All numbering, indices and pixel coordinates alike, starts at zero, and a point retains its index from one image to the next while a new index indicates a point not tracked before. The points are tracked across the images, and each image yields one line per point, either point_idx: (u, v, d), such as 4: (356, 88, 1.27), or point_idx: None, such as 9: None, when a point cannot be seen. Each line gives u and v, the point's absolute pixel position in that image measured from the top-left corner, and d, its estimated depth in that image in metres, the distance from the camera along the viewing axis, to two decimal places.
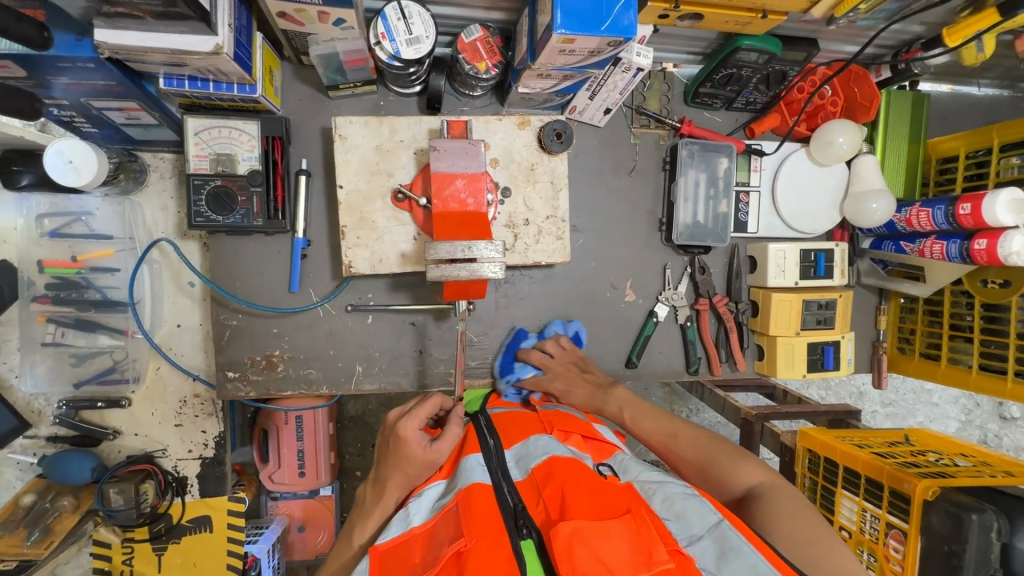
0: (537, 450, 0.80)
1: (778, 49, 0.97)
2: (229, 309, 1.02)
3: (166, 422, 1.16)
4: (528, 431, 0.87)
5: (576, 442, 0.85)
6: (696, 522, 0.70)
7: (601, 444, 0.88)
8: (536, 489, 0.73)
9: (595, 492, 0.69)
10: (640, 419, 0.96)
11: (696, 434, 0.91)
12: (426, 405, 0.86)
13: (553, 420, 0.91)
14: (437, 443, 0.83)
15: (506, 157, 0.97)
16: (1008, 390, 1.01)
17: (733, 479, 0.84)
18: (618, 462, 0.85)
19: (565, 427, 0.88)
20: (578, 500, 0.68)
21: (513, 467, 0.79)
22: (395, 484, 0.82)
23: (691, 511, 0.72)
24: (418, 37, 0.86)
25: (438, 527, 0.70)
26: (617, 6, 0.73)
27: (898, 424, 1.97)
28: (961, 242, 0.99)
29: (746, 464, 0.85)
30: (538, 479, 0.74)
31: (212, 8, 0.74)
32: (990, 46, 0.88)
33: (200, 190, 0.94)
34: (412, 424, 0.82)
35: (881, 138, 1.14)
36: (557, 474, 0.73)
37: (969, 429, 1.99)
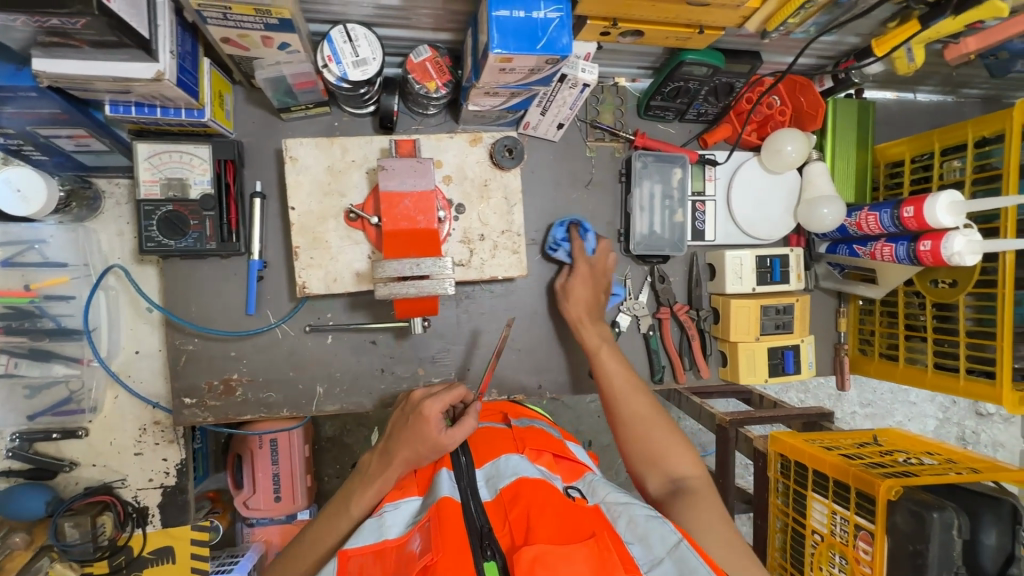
0: (506, 470, 0.78)
1: (721, 62, 0.98)
2: (184, 333, 1.01)
3: (125, 451, 1.13)
4: (499, 447, 0.85)
5: (547, 462, 0.84)
6: (658, 544, 0.68)
7: (573, 464, 0.88)
8: (502, 513, 0.71)
9: (559, 515, 0.67)
10: (609, 360, 1.00)
11: (653, 407, 0.95)
12: (453, 393, 0.88)
13: (525, 436, 0.89)
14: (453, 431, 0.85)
15: (459, 174, 0.98)
16: (960, 388, 1.03)
17: (668, 464, 0.89)
18: (586, 484, 0.83)
19: (537, 444, 0.86)
20: (542, 523, 0.66)
21: (482, 488, 0.78)
22: (402, 459, 0.85)
23: (654, 533, 0.70)
24: (364, 58, 0.87)
25: (411, 542, 0.69)
26: (553, 26, 0.75)
27: (877, 424, 1.98)
28: (909, 245, 1.02)
29: (683, 454, 0.90)
30: (505, 501, 0.72)
31: (152, 36, 0.74)
32: (920, 56, 0.91)
33: (151, 216, 0.94)
34: (436, 406, 0.86)
35: (830, 145, 1.17)
36: (523, 496, 0.71)
37: (947, 427, 2.01)
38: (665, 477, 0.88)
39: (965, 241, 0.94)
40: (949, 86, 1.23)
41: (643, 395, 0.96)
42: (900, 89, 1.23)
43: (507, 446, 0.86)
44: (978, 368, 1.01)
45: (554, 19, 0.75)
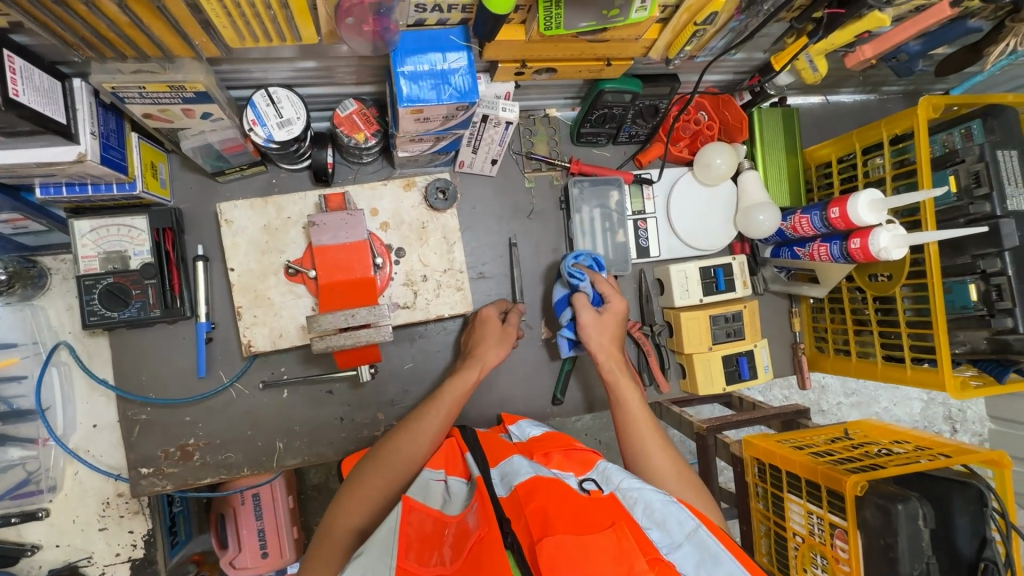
0: (521, 468, 0.77)
1: (639, 87, 1.01)
2: (137, 403, 1.01)
3: (89, 528, 1.12)
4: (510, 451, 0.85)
5: (557, 463, 0.83)
6: (676, 529, 0.69)
7: (584, 455, 0.85)
8: (518, 506, 0.69)
9: (575, 507, 0.67)
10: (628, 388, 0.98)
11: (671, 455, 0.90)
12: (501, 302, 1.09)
13: (536, 445, 0.89)
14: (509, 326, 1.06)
15: (396, 220, 1.01)
16: (908, 377, 1.04)
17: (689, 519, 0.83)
18: (601, 472, 0.82)
19: (546, 448, 0.87)
20: (559, 514, 0.65)
21: (498, 485, 0.77)
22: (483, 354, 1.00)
23: (672, 519, 0.70)
24: (289, 119, 0.89)
25: (465, 521, 0.71)
26: (457, 74, 0.78)
27: (864, 412, 1.91)
28: (841, 244, 1.04)
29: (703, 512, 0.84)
30: (520, 494, 0.71)
31: (70, 120, 0.76)
32: (824, 66, 0.94)
33: (92, 290, 0.94)
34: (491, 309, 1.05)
35: (760, 154, 1.21)
36: (539, 489, 0.71)
37: (933, 408, 1.95)
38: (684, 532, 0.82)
39: (890, 236, 0.96)
40: (869, 85, 1.28)
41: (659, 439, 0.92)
42: (823, 93, 1.28)
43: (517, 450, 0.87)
44: (923, 357, 1.02)
45: (459, 67, 0.78)
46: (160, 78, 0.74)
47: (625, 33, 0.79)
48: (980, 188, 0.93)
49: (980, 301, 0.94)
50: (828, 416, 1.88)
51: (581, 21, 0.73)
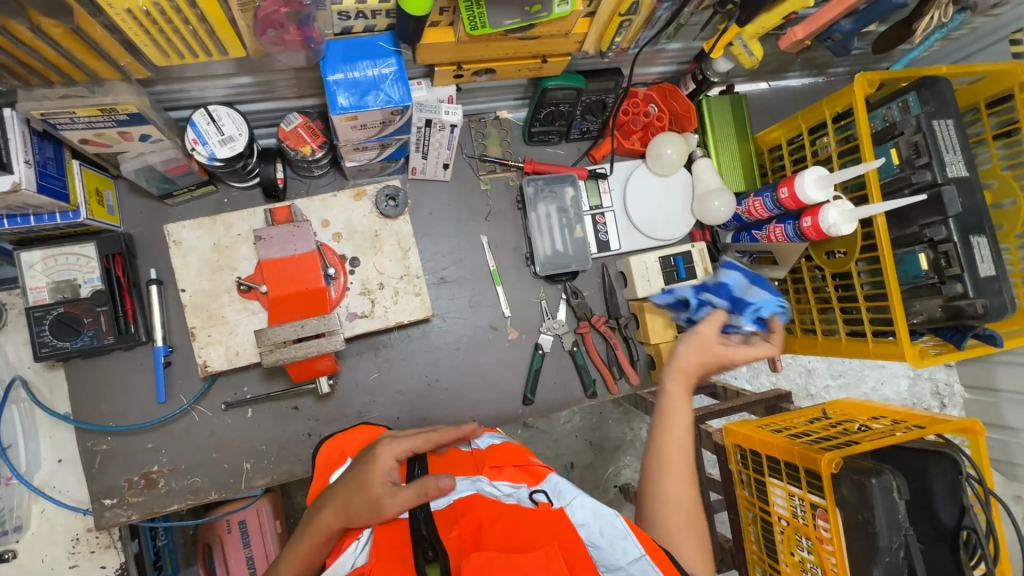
0: (465, 486, 0.74)
1: (581, 83, 1.02)
2: (97, 433, 0.99)
3: (59, 566, 1.09)
4: (456, 466, 0.82)
5: (508, 475, 0.79)
6: (619, 555, 0.65)
7: (537, 468, 0.81)
8: (452, 519, 0.67)
9: (513, 521, 0.65)
10: (681, 416, 0.79)
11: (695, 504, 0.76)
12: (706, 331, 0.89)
13: (488, 452, 0.86)
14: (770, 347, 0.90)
15: (348, 230, 1.00)
16: (871, 350, 1.04)
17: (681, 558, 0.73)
18: (552, 486, 0.77)
19: (498, 459, 0.83)
20: (495, 529, 0.63)
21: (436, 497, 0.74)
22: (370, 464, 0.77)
23: (619, 544, 0.66)
24: (230, 136, 0.89)
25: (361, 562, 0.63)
26: (388, 80, 0.78)
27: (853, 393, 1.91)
28: (794, 223, 1.05)
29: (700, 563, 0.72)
30: (455, 510, 0.68)
31: (1, 150, 0.76)
32: (757, 50, 0.94)
33: (42, 321, 0.92)
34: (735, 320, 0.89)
35: (711, 141, 1.22)
36: (479, 505, 0.69)
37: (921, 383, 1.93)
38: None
39: (839, 211, 0.97)
40: (815, 67, 1.29)
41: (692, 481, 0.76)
42: (769, 78, 1.30)
43: (466, 465, 0.82)
44: (884, 329, 1.03)
45: (390, 73, 0.78)
46: (90, 102, 0.75)
47: (553, 29, 0.80)
48: (920, 158, 0.95)
49: (931, 269, 0.95)
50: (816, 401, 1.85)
51: (507, 19, 0.74)
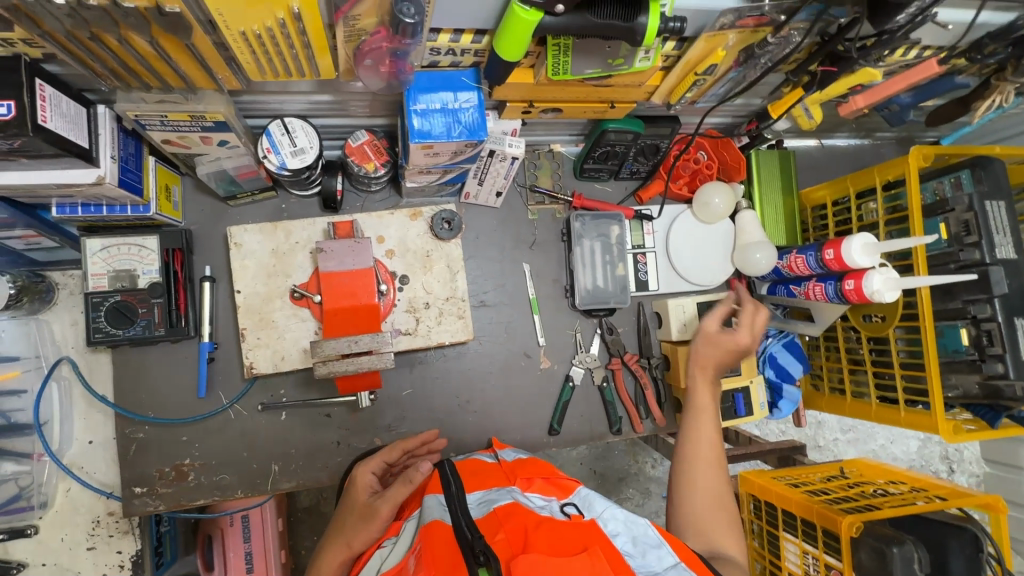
0: (502, 495, 0.79)
1: (641, 128, 1.05)
2: (135, 421, 1.01)
3: (77, 547, 1.10)
4: (491, 480, 0.87)
5: (538, 487, 0.84)
6: (654, 561, 0.69)
7: (565, 481, 0.85)
8: (495, 524, 0.71)
9: (553, 526, 0.69)
10: (704, 428, 0.93)
11: (728, 488, 0.88)
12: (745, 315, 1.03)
13: (518, 467, 0.91)
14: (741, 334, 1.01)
15: (401, 247, 1.03)
16: (901, 420, 1.04)
17: (715, 538, 0.83)
18: (582, 497, 0.81)
19: (529, 474, 0.87)
20: (538, 535, 0.67)
21: (474, 508, 0.77)
22: (364, 472, 0.92)
23: (652, 553, 0.70)
24: (303, 148, 0.92)
25: (410, 562, 0.67)
26: (467, 115, 0.81)
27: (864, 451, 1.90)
28: (835, 284, 1.07)
29: (734, 543, 0.83)
30: (497, 516, 0.73)
31: (91, 144, 0.79)
32: (818, 113, 0.96)
33: (99, 307, 0.95)
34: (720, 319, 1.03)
35: (758, 193, 1.23)
36: (518, 513, 0.73)
37: None
38: (705, 546, 0.83)
39: (883, 278, 0.99)
40: (863, 131, 1.32)
41: (718, 469, 0.89)
42: (818, 137, 1.32)
43: (498, 479, 0.87)
44: (917, 399, 1.03)
45: (468, 106, 0.81)
46: (182, 108, 0.78)
47: (628, 80, 0.82)
48: (970, 236, 0.96)
49: (972, 346, 0.97)
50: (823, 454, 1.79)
51: (587, 67, 0.75)
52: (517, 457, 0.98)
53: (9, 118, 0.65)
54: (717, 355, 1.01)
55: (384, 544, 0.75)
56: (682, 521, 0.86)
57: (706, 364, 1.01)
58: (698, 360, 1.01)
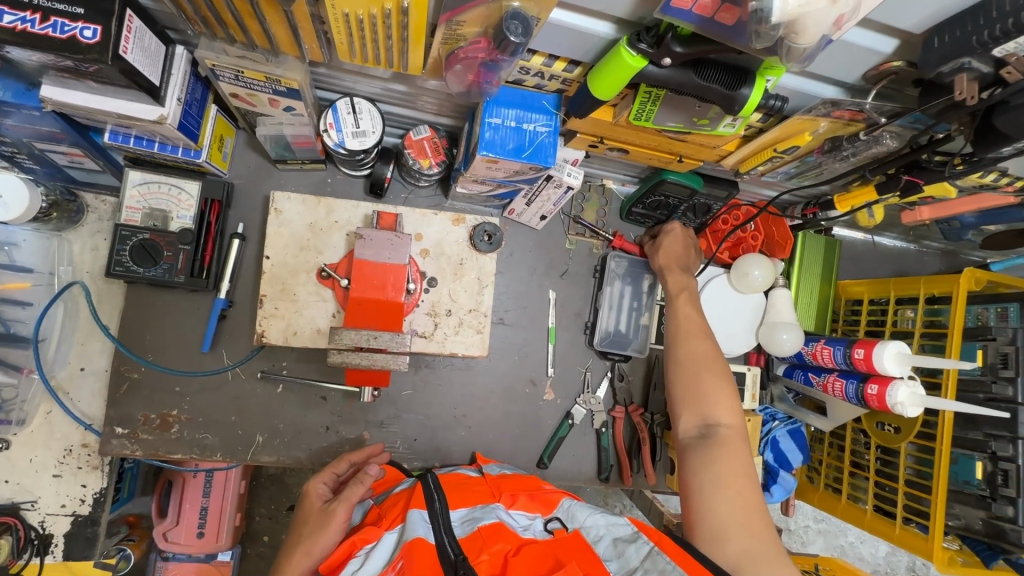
0: (486, 514, 0.79)
1: (699, 185, 1.04)
2: (133, 361, 0.99)
3: (43, 471, 1.08)
4: (476, 496, 0.85)
5: (523, 505, 0.84)
6: (632, 555, 0.71)
7: (548, 495, 0.87)
8: (479, 542, 0.72)
9: (535, 548, 0.72)
10: (685, 308, 1.02)
11: (718, 358, 0.93)
12: (675, 243, 1.09)
13: (504, 484, 0.90)
14: (668, 238, 1.11)
15: (437, 249, 1.02)
16: (895, 536, 1.02)
17: (708, 410, 0.88)
18: (565, 510, 0.83)
19: (513, 490, 0.88)
20: (518, 560, 0.69)
21: (457, 527, 0.77)
22: (321, 477, 0.91)
23: (630, 548, 0.72)
24: (364, 131, 0.90)
25: None
26: (540, 139, 0.80)
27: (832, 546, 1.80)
28: (857, 385, 1.05)
29: (726, 404, 0.88)
30: (482, 535, 0.73)
31: (161, 83, 0.77)
32: (880, 214, 0.99)
33: (126, 241, 0.93)
34: (673, 240, 1.10)
35: (796, 274, 1.21)
36: (504, 534, 0.74)
37: None
38: (697, 420, 0.87)
39: (909, 392, 0.97)
40: (913, 236, 1.30)
41: (708, 339, 0.96)
42: (867, 231, 1.30)
43: (483, 494, 0.86)
44: (914, 519, 1.01)
45: (543, 131, 0.81)
46: (260, 67, 0.77)
47: (706, 140, 0.81)
48: (1006, 369, 0.95)
49: (984, 481, 0.95)
50: (790, 538, 1.71)
51: (670, 120, 0.75)
52: (501, 472, 0.99)
53: (92, 43, 0.65)
54: (679, 243, 1.10)
55: (357, 550, 0.73)
56: (677, 407, 0.91)
57: (672, 262, 1.09)
58: (664, 254, 1.10)
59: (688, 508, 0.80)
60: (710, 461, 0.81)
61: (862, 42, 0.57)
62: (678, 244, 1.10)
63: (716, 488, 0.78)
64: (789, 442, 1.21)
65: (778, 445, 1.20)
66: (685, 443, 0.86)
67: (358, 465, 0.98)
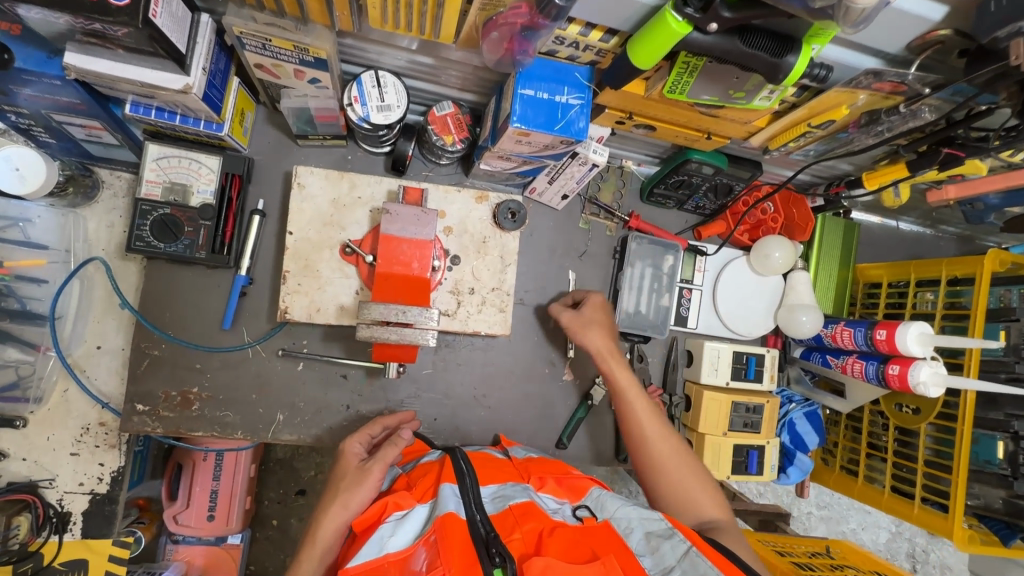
0: (517, 492, 0.79)
1: (724, 164, 1.03)
2: (153, 338, 0.98)
3: (61, 449, 1.07)
4: (505, 474, 0.86)
5: (551, 489, 0.83)
6: (669, 553, 0.69)
7: (576, 482, 0.86)
8: (512, 521, 0.72)
9: (568, 532, 0.70)
10: (637, 396, 0.96)
11: (682, 445, 0.93)
12: (601, 317, 1.03)
13: (532, 466, 0.90)
14: (587, 310, 1.04)
15: (460, 227, 1.01)
16: (913, 516, 1.03)
17: (697, 510, 0.87)
18: (595, 500, 0.82)
19: (541, 473, 0.87)
20: (554, 540, 0.69)
21: (487, 503, 0.77)
22: (357, 438, 0.91)
23: (665, 544, 0.71)
24: (389, 105, 0.89)
25: (415, 564, 0.65)
26: (572, 111, 0.79)
27: (832, 529, 1.75)
28: (878, 365, 1.05)
29: (710, 498, 0.88)
30: (514, 513, 0.73)
31: (187, 51, 0.76)
32: (905, 193, 0.98)
33: (146, 216, 0.92)
34: (599, 353, 1.00)
35: (815, 258, 1.21)
36: (535, 513, 0.73)
37: (899, 542, 1.79)
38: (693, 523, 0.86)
39: (931, 371, 0.97)
40: (929, 220, 1.30)
41: (668, 427, 0.95)
42: (884, 215, 1.30)
43: (511, 473, 0.87)
44: (932, 498, 1.01)
45: (574, 104, 0.79)
46: (289, 36, 0.75)
47: (738, 115, 0.81)
48: None
49: (1006, 460, 0.96)
50: (795, 523, 1.72)
51: (705, 93, 0.74)
52: (528, 457, 0.97)
53: (123, 5, 0.63)
54: (602, 313, 1.04)
55: (388, 514, 0.73)
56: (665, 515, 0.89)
57: (608, 343, 1.00)
58: (597, 338, 1.01)
59: None
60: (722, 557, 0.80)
61: (912, 10, 0.56)
62: (603, 326, 1.03)
63: None
64: (803, 423, 1.21)
65: (793, 427, 1.21)
66: None
67: (392, 428, 0.98)
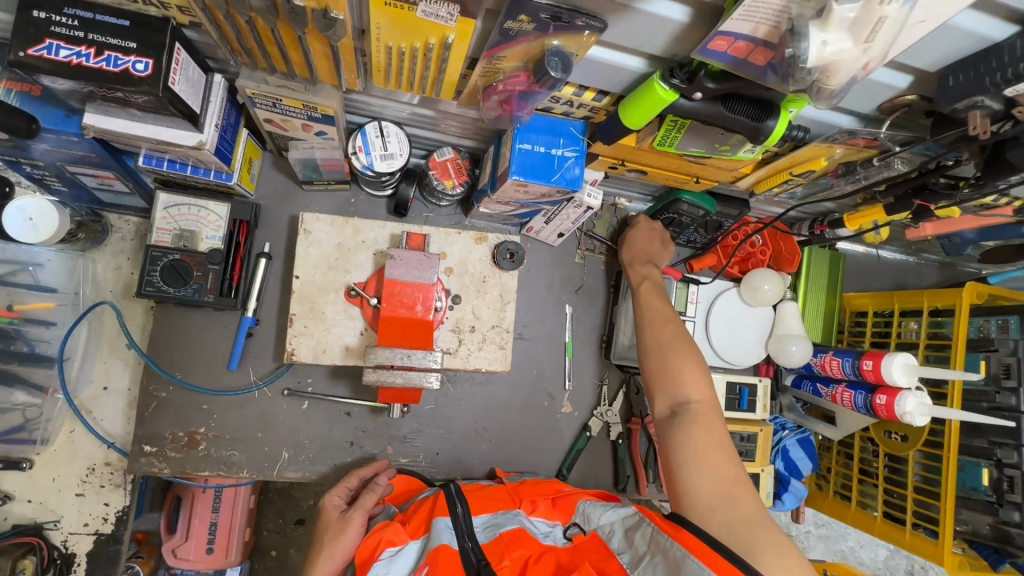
0: (508, 519, 0.82)
1: (713, 207, 1.08)
2: (161, 379, 1.01)
3: (66, 490, 1.09)
4: (495, 501, 0.88)
5: (543, 513, 0.85)
6: (640, 541, 0.71)
7: (567, 503, 0.88)
8: (502, 548, 0.74)
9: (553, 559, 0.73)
10: (649, 296, 1.05)
11: (681, 334, 0.96)
12: (638, 239, 1.12)
13: (524, 490, 0.92)
14: (636, 230, 1.14)
15: (460, 267, 1.05)
16: (905, 542, 1.05)
17: (678, 388, 0.89)
18: (582, 514, 0.84)
19: (533, 496, 0.89)
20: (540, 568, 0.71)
21: (480, 531, 0.79)
22: (336, 489, 0.94)
23: (637, 534, 0.73)
24: (392, 154, 0.93)
25: None
26: (567, 161, 0.84)
27: (831, 548, 1.77)
28: (866, 395, 1.09)
29: (695, 379, 0.89)
30: (504, 541, 0.76)
31: (201, 110, 0.80)
32: (886, 232, 1.04)
33: (156, 262, 0.95)
34: (639, 236, 1.13)
35: (803, 288, 1.25)
36: (524, 540, 0.76)
37: (898, 559, 1.80)
38: (668, 400, 0.89)
39: (917, 402, 1.01)
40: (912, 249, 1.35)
41: (670, 321, 0.98)
42: (867, 245, 1.35)
43: (504, 501, 0.88)
44: (923, 524, 1.04)
45: (570, 156, 0.84)
46: (298, 96, 0.80)
47: (724, 163, 0.85)
48: (1008, 379, 1.00)
49: (991, 487, 0.99)
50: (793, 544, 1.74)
51: (693, 146, 0.78)
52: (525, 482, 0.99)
53: (144, 75, 0.67)
54: (644, 235, 1.13)
55: (382, 550, 0.75)
56: (650, 389, 0.93)
57: (635, 255, 1.12)
58: (630, 250, 1.13)
59: (672, 490, 0.81)
60: (681, 437, 0.83)
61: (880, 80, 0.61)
62: (642, 240, 1.13)
63: (696, 462, 0.80)
64: (796, 451, 1.24)
65: (787, 455, 1.24)
66: (659, 423, 0.88)
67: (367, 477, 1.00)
